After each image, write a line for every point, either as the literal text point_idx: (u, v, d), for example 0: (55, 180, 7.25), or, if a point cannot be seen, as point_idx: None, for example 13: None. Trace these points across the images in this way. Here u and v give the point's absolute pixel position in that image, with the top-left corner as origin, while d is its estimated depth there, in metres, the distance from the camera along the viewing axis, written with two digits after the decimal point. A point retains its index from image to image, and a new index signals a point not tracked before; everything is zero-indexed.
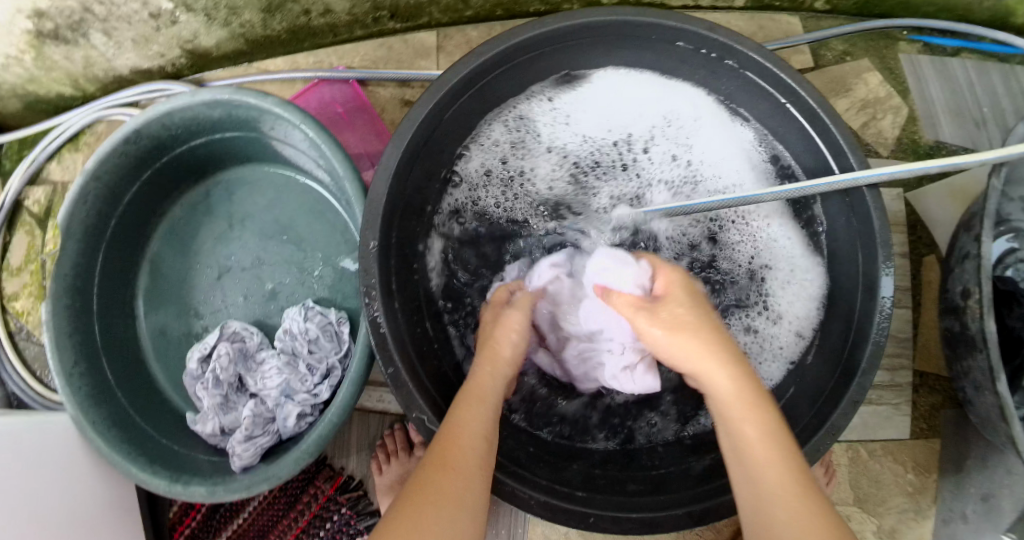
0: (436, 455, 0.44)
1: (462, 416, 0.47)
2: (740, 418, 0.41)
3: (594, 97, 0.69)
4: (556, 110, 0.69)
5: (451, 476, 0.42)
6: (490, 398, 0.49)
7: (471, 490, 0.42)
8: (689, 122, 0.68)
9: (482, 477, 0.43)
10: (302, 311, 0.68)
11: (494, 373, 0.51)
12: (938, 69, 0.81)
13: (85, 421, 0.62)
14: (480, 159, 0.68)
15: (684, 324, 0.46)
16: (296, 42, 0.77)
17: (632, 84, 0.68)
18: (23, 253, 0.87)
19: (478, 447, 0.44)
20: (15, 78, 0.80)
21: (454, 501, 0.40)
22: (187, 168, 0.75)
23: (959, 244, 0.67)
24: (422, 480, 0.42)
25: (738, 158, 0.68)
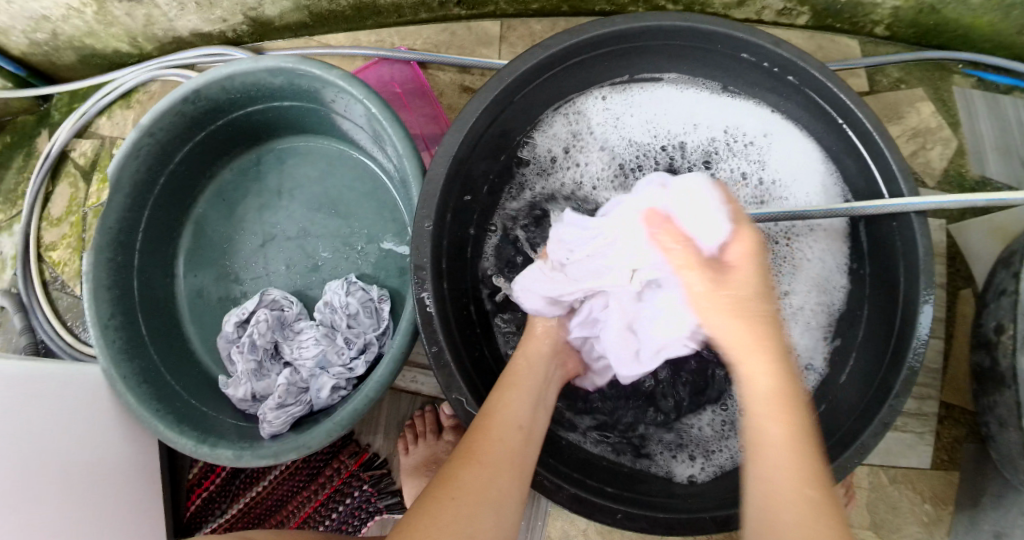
0: (464, 444, 0.44)
1: (493, 407, 0.47)
2: (769, 405, 0.41)
3: (657, 100, 0.70)
4: (615, 110, 0.69)
5: (477, 466, 0.42)
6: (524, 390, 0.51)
7: (498, 482, 0.42)
8: (748, 136, 0.69)
9: (509, 472, 0.43)
10: (344, 285, 0.69)
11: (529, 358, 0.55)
12: (991, 105, 0.81)
13: (116, 374, 0.63)
14: (539, 151, 0.69)
15: (742, 308, 0.43)
16: (359, 19, 0.78)
17: (693, 94, 0.69)
18: (65, 203, 0.89)
19: (506, 438, 0.45)
20: (74, 31, 0.81)
21: (478, 491, 0.41)
22: (241, 134, 0.76)
23: (997, 279, 0.67)
24: (448, 469, 0.43)
25: (795, 176, 0.67)
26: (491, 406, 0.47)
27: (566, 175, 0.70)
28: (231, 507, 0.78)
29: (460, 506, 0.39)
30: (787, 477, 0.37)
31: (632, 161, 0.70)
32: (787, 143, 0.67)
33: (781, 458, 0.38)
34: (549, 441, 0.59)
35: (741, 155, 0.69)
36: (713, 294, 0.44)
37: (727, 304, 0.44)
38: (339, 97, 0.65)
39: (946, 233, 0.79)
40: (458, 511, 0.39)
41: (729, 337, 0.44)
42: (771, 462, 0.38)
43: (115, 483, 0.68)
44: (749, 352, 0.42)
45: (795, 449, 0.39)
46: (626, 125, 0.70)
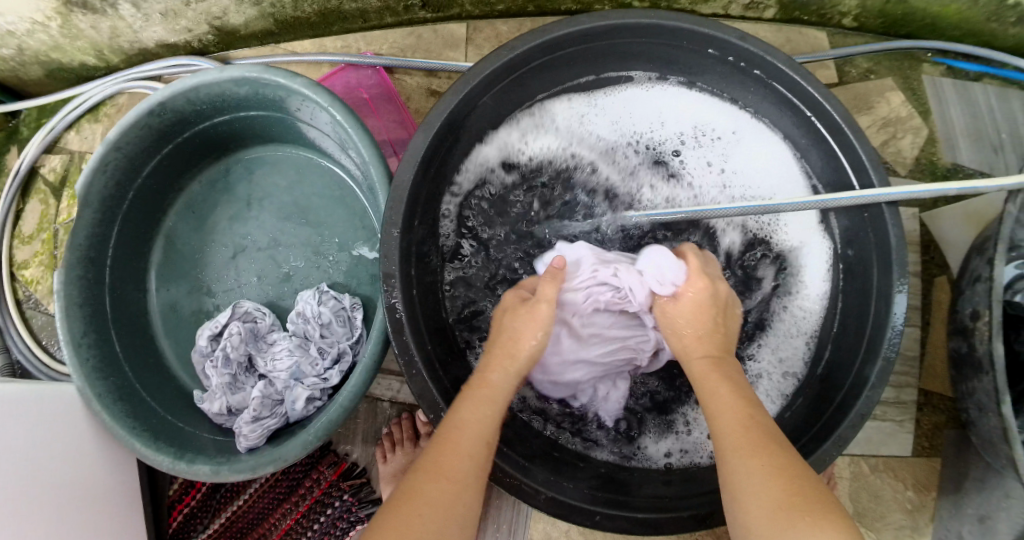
0: (428, 456, 0.42)
1: (464, 415, 0.45)
2: (710, 378, 0.47)
3: (628, 94, 0.68)
4: (578, 112, 0.68)
5: (442, 482, 0.40)
6: (492, 401, 0.47)
7: (461, 501, 0.40)
8: (720, 131, 0.68)
9: (475, 489, 0.42)
10: (316, 295, 0.69)
11: (505, 367, 0.49)
12: (960, 93, 0.81)
13: (91, 393, 0.62)
14: (501, 158, 0.67)
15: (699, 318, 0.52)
16: (325, 25, 0.77)
17: (659, 93, 0.68)
18: (36, 220, 0.87)
19: (474, 453, 0.43)
20: (39, 45, 0.80)
21: (445, 508, 0.39)
22: (209, 144, 0.75)
23: (971, 266, 0.68)
24: (412, 482, 0.41)
25: (765, 170, 0.67)
26: (457, 417, 0.45)
27: (530, 182, 0.68)
28: (213, 522, 0.77)
29: (428, 522, 0.38)
30: (729, 424, 0.42)
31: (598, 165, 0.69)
32: (761, 137, 0.67)
33: (727, 409, 0.43)
34: (526, 444, 0.59)
35: (708, 157, 0.68)
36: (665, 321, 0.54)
37: (669, 320, 0.53)
38: (305, 105, 0.65)
39: (919, 222, 0.79)
40: (425, 528, 0.37)
41: (676, 346, 0.52)
42: (720, 418, 0.43)
43: (96, 502, 0.67)
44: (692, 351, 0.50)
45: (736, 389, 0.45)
46: (591, 128, 0.68)
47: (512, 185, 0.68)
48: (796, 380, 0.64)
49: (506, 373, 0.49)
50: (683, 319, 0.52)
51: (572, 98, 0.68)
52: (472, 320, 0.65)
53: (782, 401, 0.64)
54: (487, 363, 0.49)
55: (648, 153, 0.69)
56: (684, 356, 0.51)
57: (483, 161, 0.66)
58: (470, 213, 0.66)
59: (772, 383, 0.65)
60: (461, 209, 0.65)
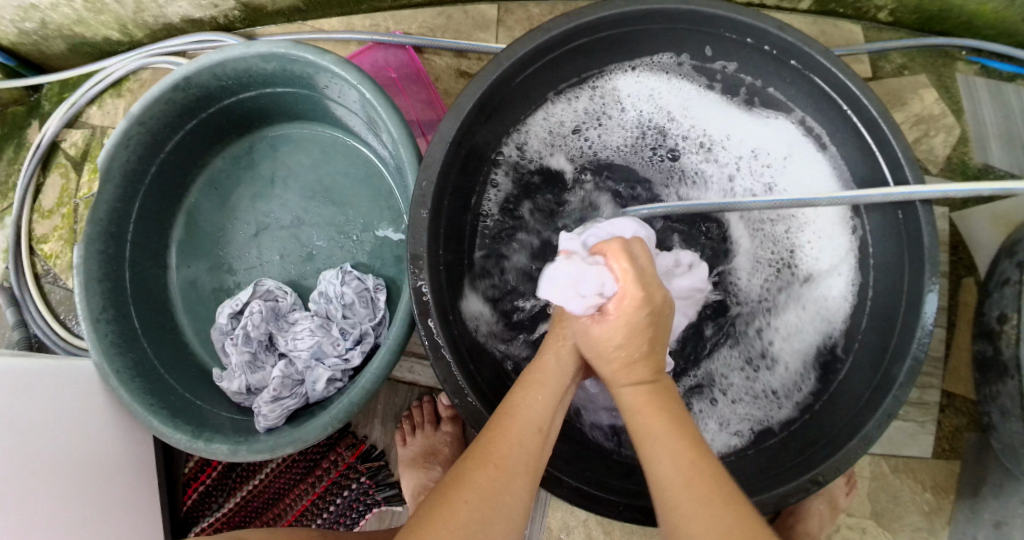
0: (484, 442, 0.42)
1: (519, 403, 0.44)
2: (646, 414, 0.43)
3: (676, 92, 0.68)
4: (640, 89, 0.68)
5: (494, 472, 0.40)
6: (548, 386, 0.46)
7: (510, 489, 0.40)
8: (771, 151, 0.67)
9: (525, 475, 0.41)
10: (339, 275, 0.68)
11: (557, 350, 0.49)
12: (994, 92, 0.79)
13: (109, 369, 0.62)
14: (547, 135, 0.67)
15: (623, 353, 0.45)
16: (354, 4, 0.77)
17: (713, 93, 0.68)
18: (56, 195, 0.87)
19: (526, 442, 0.42)
20: (64, 18, 0.79)
21: (492, 496, 0.39)
22: (234, 121, 0.75)
23: (1000, 268, 0.67)
24: (463, 469, 0.41)
25: (804, 184, 0.66)
26: (509, 403, 0.45)
27: (557, 176, 0.68)
28: (228, 502, 0.77)
29: (474, 510, 0.38)
30: (672, 472, 0.39)
31: (624, 159, 0.69)
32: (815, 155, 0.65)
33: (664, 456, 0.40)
34: None
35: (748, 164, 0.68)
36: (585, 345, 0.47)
37: (610, 356, 0.45)
38: (332, 82, 0.64)
39: (948, 222, 0.78)
40: (472, 516, 0.38)
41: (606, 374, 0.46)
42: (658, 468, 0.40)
43: (112, 477, 0.67)
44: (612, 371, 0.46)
45: (674, 444, 0.40)
46: (628, 117, 0.69)
47: (547, 173, 0.68)
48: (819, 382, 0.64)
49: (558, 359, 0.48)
50: (613, 342, 0.44)
51: (638, 71, 0.66)
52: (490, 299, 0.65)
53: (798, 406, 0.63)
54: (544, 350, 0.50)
55: (674, 154, 0.69)
56: (617, 383, 0.46)
57: (520, 148, 0.66)
58: (498, 195, 0.66)
59: (786, 392, 0.64)
60: (493, 200, 0.66)
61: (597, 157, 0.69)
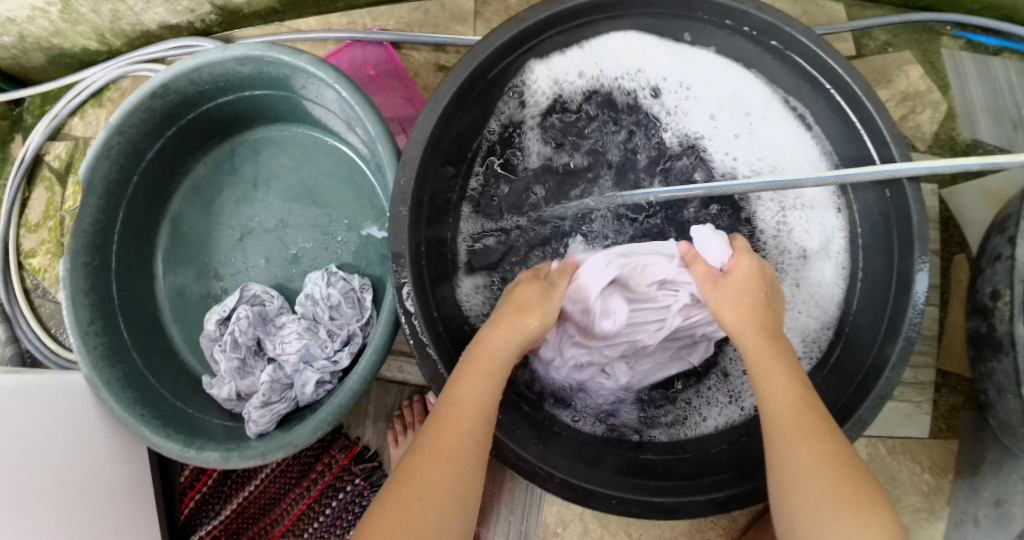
0: (430, 434, 0.42)
1: (464, 390, 0.44)
2: (765, 361, 0.45)
3: (651, 56, 0.64)
4: (615, 57, 0.64)
5: (442, 464, 0.41)
6: (492, 369, 0.45)
7: (459, 479, 0.41)
8: (750, 110, 0.65)
9: (473, 463, 0.42)
10: (325, 276, 0.68)
11: (505, 329, 0.47)
12: (980, 66, 0.79)
13: (99, 381, 0.62)
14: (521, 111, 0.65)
15: (741, 305, 0.49)
16: (330, 3, 0.76)
17: (688, 54, 0.64)
18: (42, 208, 0.87)
19: (473, 431, 0.42)
20: (41, 30, 0.79)
21: (442, 489, 0.40)
22: (214, 126, 0.74)
23: (991, 244, 0.66)
24: (412, 463, 0.41)
25: (786, 149, 0.64)
26: (454, 391, 0.44)
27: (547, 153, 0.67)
28: (225, 508, 0.77)
29: (428, 507, 0.39)
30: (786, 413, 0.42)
31: (615, 130, 0.66)
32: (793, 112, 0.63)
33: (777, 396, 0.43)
34: (541, 426, 0.58)
35: (737, 135, 0.65)
36: (710, 299, 0.51)
37: (733, 303, 0.49)
38: (309, 83, 0.64)
39: (938, 199, 0.77)
40: (427, 512, 0.39)
41: (731, 321, 0.49)
42: (773, 408, 0.43)
43: (109, 488, 0.67)
44: (733, 317, 0.49)
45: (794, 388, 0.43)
46: (617, 83, 0.66)
47: (524, 150, 0.66)
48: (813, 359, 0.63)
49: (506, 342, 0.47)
50: (743, 293, 0.50)
51: (612, 38, 0.63)
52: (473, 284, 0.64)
53: None
54: (491, 331, 0.48)
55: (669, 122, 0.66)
56: (738, 333, 0.48)
57: (505, 123, 0.65)
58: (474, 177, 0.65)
59: None
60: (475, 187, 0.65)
61: (575, 132, 0.67)
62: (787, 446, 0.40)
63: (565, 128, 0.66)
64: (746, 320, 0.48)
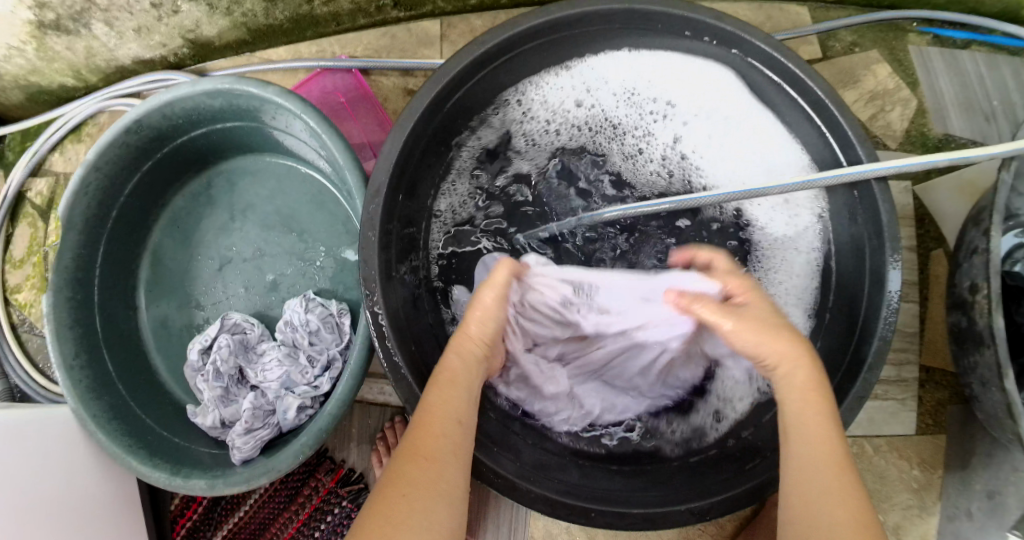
0: (405, 440, 0.43)
1: (439, 398, 0.45)
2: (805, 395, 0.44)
3: (623, 75, 0.65)
4: (592, 75, 0.66)
5: (425, 465, 0.41)
6: (460, 382, 0.47)
7: (446, 477, 0.41)
8: (730, 121, 0.65)
9: (454, 462, 0.42)
10: (303, 303, 0.69)
11: (461, 352, 0.49)
12: (948, 61, 0.79)
13: (85, 413, 0.62)
14: (502, 128, 0.67)
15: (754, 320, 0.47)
16: (299, 31, 0.77)
17: (663, 71, 0.64)
18: (25, 244, 0.87)
19: (450, 430, 0.43)
20: (17, 69, 0.80)
21: (428, 486, 0.40)
22: (190, 158, 0.75)
23: (968, 238, 0.66)
24: (396, 466, 0.41)
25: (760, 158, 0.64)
26: (427, 401, 0.45)
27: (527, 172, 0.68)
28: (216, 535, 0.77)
29: (413, 504, 0.39)
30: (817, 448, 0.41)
31: (588, 151, 0.68)
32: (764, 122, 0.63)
33: (810, 441, 0.42)
34: (523, 445, 0.58)
35: (712, 149, 0.66)
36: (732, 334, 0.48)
37: (757, 326, 0.47)
38: (278, 113, 0.65)
39: (912, 195, 0.78)
40: (412, 513, 0.39)
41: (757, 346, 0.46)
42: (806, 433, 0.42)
43: (101, 521, 0.67)
44: (779, 349, 0.45)
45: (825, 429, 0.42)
46: (601, 101, 0.67)
47: (508, 167, 0.68)
48: None
49: (466, 364, 0.48)
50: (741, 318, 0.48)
51: (588, 60, 0.64)
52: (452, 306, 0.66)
53: None
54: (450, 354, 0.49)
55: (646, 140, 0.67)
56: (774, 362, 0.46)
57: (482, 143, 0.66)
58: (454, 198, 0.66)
59: None
60: (445, 214, 0.66)
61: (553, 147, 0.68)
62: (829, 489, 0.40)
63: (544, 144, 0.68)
64: (790, 366, 0.45)
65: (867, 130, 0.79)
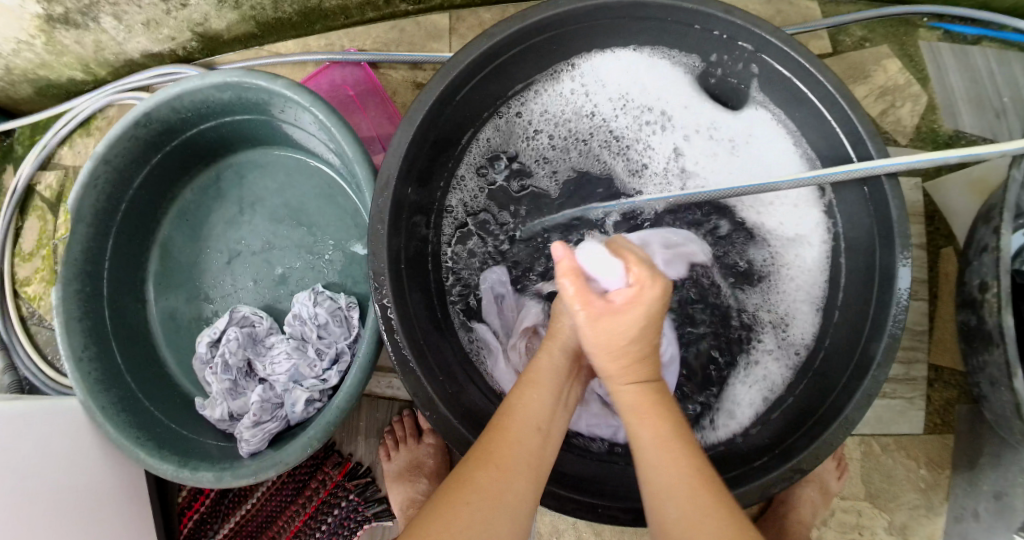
0: (481, 442, 0.43)
1: (519, 402, 0.46)
2: (643, 416, 0.43)
3: (628, 74, 0.67)
4: (598, 74, 0.67)
5: (495, 472, 0.41)
6: (544, 385, 0.47)
7: (515, 490, 0.41)
8: (731, 121, 0.66)
9: (527, 476, 0.42)
10: (312, 296, 0.69)
11: (551, 349, 0.49)
12: (959, 56, 0.79)
13: (94, 405, 0.62)
14: (509, 127, 0.67)
15: (619, 344, 0.43)
16: (307, 25, 0.77)
17: (666, 70, 0.66)
18: (35, 237, 0.88)
19: (528, 441, 0.43)
20: (27, 63, 0.80)
21: (495, 495, 0.40)
22: (199, 151, 0.76)
23: (977, 236, 0.66)
24: (467, 469, 0.42)
25: (761, 153, 0.66)
26: (509, 404, 0.46)
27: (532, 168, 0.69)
28: (224, 528, 0.78)
29: (476, 511, 0.39)
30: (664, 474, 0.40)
31: (595, 149, 0.69)
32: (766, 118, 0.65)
33: (658, 466, 0.41)
34: None
35: (711, 147, 0.67)
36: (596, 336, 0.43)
37: (616, 338, 0.43)
38: (287, 106, 0.65)
39: (922, 192, 0.77)
40: (475, 516, 0.39)
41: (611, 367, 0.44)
42: (656, 460, 0.41)
43: (109, 514, 0.68)
44: (616, 368, 0.44)
45: (670, 452, 0.41)
46: (606, 100, 0.68)
47: (516, 166, 0.68)
48: (805, 352, 0.63)
49: (554, 363, 0.48)
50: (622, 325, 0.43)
51: (594, 59, 0.65)
52: (461, 301, 0.66)
53: (770, 394, 0.63)
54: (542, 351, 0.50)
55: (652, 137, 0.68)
56: (613, 381, 0.45)
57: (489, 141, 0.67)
58: (461, 195, 0.67)
59: (766, 373, 0.63)
60: (454, 211, 0.67)
61: (560, 147, 0.69)
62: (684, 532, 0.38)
63: (551, 143, 0.68)
64: (626, 381, 0.44)
65: (877, 126, 0.79)
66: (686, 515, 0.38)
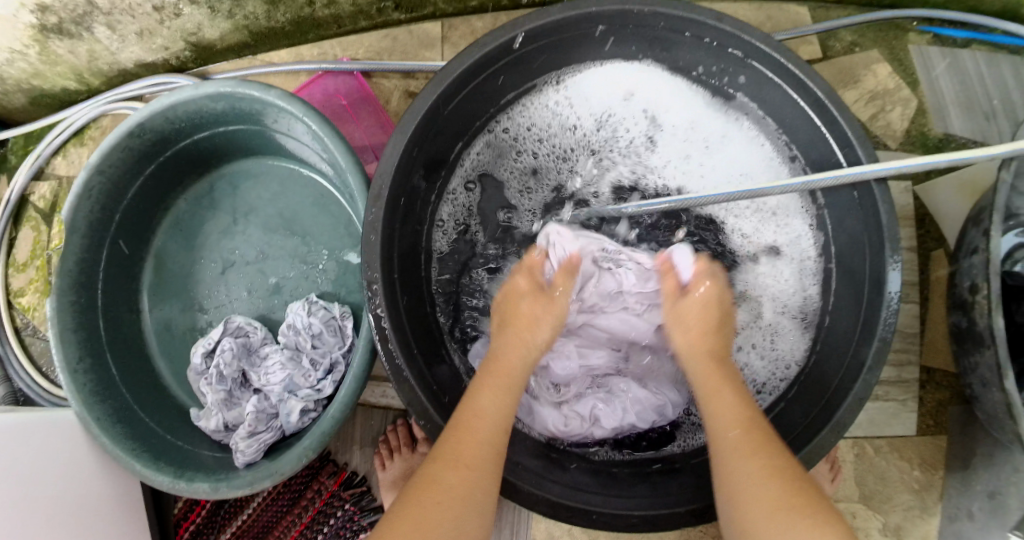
0: (443, 443, 0.45)
1: (483, 401, 0.48)
2: (712, 379, 0.51)
3: (610, 87, 0.68)
4: (581, 86, 0.68)
5: (462, 473, 0.43)
6: (505, 385, 0.50)
7: (480, 489, 0.43)
8: (708, 130, 0.69)
9: (491, 474, 0.45)
10: (305, 306, 0.69)
11: (518, 344, 0.53)
12: (949, 60, 0.79)
13: (90, 417, 0.62)
14: (495, 139, 0.68)
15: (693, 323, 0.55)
16: (300, 34, 0.78)
17: (647, 82, 0.67)
18: (29, 248, 0.88)
19: (492, 442, 0.45)
20: (20, 73, 0.80)
21: (462, 496, 0.43)
22: (192, 161, 0.76)
23: (967, 239, 0.66)
24: (431, 471, 0.44)
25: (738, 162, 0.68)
26: (473, 404, 0.48)
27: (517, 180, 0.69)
28: None
29: (446, 511, 0.42)
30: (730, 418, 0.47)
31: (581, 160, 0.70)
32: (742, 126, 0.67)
33: (724, 416, 0.48)
34: (525, 450, 0.58)
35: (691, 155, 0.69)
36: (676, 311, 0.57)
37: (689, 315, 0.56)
38: (280, 116, 0.65)
39: (913, 195, 0.78)
40: (444, 518, 0.41)
41: (683, 344, 0.55)
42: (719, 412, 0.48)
43: (105, 526, 0.67)
44: (689, 343, 0.55)
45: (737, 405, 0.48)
46: (590, 112, 0.69)
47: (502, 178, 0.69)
48: (796, 360, 0.64)
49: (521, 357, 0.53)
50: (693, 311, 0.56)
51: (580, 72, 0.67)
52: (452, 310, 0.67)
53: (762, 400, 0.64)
54: (504, 347, 0.54)
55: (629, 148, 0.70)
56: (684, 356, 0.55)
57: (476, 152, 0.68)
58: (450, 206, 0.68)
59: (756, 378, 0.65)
60: (444, 221, 0.67)
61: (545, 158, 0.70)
62: (740, 457, 0.44)
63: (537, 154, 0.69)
64: (697, 351, 0.54)
65: (867, 130, 0.79)
66: (747, 452, 0.44)
